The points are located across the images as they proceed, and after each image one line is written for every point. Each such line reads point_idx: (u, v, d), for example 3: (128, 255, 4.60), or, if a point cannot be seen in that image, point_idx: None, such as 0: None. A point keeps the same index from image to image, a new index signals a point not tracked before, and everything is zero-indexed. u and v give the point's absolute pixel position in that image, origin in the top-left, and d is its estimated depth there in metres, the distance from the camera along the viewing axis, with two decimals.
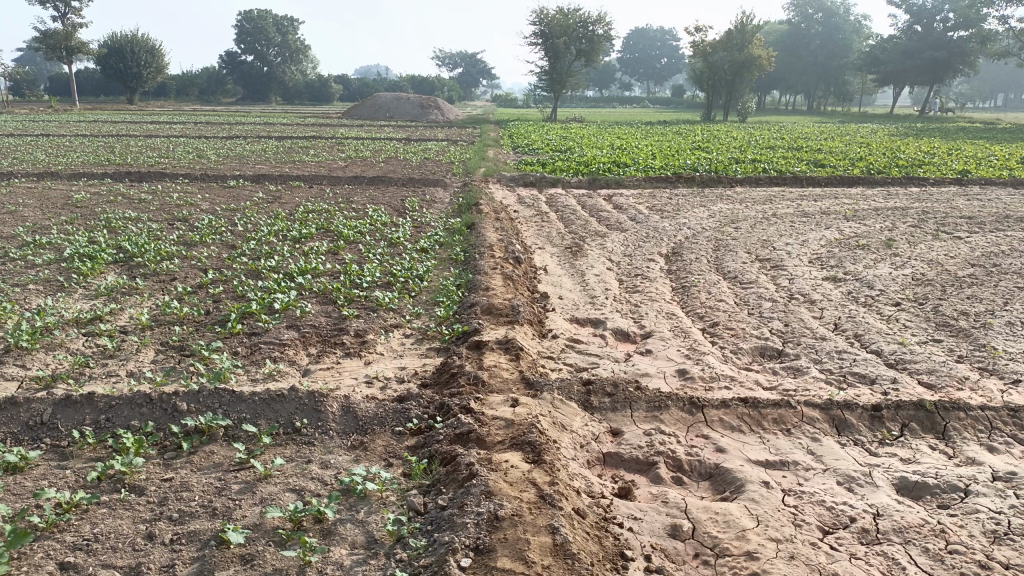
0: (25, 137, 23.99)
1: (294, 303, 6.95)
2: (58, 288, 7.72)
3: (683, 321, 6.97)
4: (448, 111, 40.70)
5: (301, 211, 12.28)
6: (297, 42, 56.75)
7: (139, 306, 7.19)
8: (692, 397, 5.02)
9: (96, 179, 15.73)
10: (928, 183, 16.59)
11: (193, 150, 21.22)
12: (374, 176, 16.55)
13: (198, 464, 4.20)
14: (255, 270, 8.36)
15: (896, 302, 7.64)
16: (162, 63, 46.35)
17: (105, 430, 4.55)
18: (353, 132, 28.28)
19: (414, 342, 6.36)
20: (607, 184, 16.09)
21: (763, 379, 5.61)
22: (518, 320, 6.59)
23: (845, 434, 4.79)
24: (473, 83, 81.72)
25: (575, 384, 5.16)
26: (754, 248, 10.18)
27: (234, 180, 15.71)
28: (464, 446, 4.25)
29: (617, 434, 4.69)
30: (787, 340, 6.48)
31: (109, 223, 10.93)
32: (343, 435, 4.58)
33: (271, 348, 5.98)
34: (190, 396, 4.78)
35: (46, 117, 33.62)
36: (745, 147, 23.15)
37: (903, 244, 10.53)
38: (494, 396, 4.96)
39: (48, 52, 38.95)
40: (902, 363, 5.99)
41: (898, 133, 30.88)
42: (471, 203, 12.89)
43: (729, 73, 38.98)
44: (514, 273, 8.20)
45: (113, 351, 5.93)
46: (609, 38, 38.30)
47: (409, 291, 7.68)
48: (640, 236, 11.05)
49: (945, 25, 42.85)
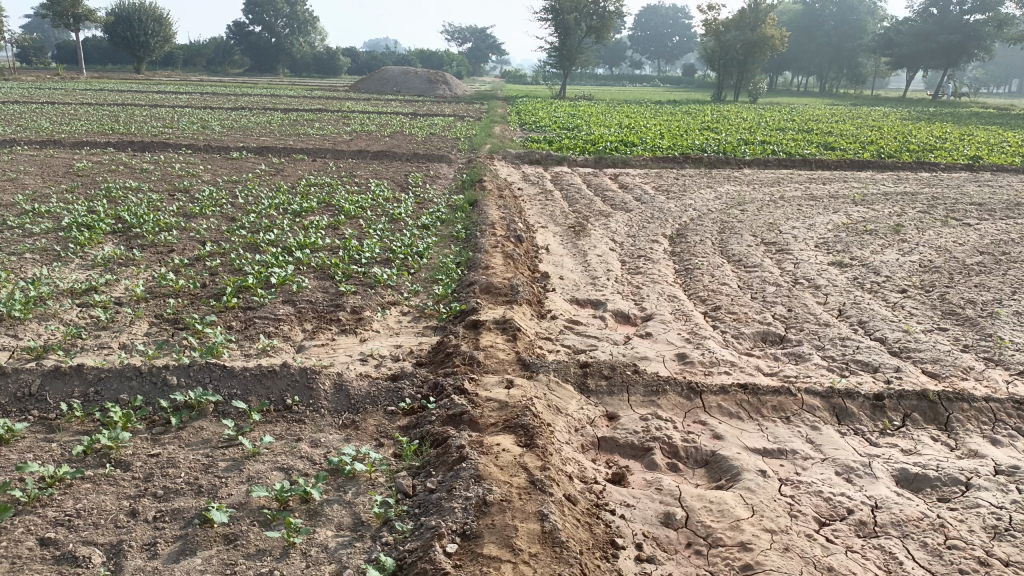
0: (31, 105, 23.85)
1: (291, 278, 6.87)
2: (54, 257, 7.65)
3: (684, 304, 6.88)
4: (456, 86, 40.40)
5: (304, 184, 12.18)
6: (305, 14, 56.35)
7: (135, 277, 7.11)
8: (690, 381, 4.94)
9: (99, 148, 15.62)
10: (939, 169, 16.40)
11: (198, 121, 21.06)
12: (379, 150, 16.41)
13: (186, 440, 4.14)
14: (254, 243, 8.27)
15: (902, 289, 7.52)
16: (169, 32, 46.03)
17: (94, 403, 4.49)
18: (360, 106, 28.10)
19: (411, 320, 6.28)
20: (614, 164, 15.93)
21: (763, 365, 5.52)
22: (517, 300, 6.49)
23: (845, 423, 4.71)
24: (483, 59, 81.10)
25: (572, 366, 5.07)
26: (760, 231, 10.05)
27: (238, 152, 15.58)
28: (456, 427, 4.18)
29: (613, 419, 4.61)
30: (790, 325, 6.38)
31: (109, 193, 10.84)
32: (335, 413, 4.51)
33: (266, 323, 5.91)
34: (180, 370, 4.71)
35: (52, 85, 33.43)
36: (755, 129, 22.90)
37: (911, 229, 10.39)
38: (489, 377, 4.88)
39: (55, 19, 38.63)
40: (906, 351, 5.88)
41: (911, 117, 30.51)
42: (476, 180, 12.78)
43: (741, 53, 38.51)
44: (515, 252, 8.09)
45: (107, 323, 5.86)
46: (621, 15, 37.90)
47: (409, 268, 7.59)
48: (645, 216, 10.93)
49: (962, 8, 42.21)
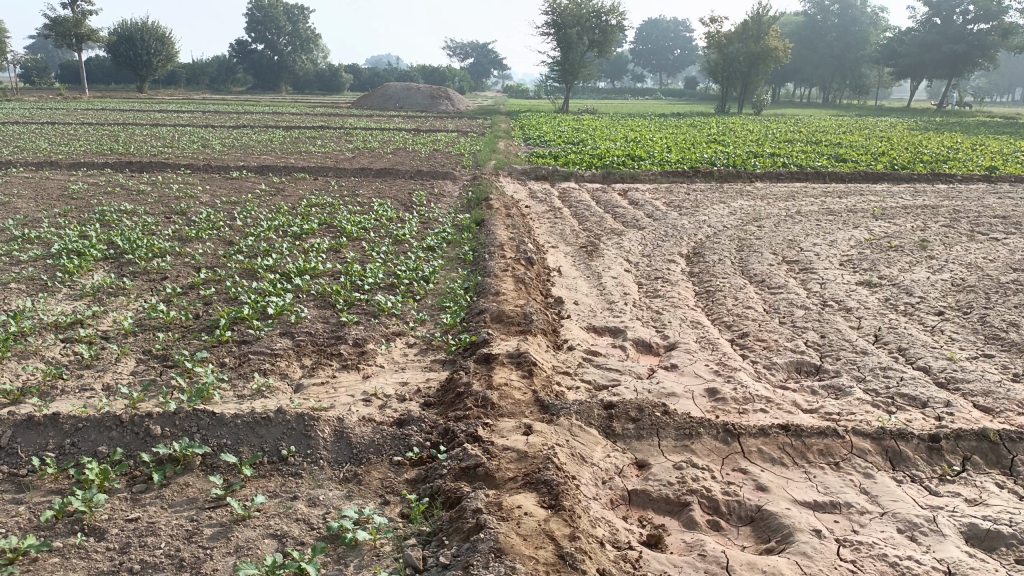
0: (30, 125, 23.57)
1: (290, 307, 6.46)
2: (41, 288, 7.24)
3: (710, 331, 6.43)
4: (459, 101, 40.11)
5: (304, 204, 11.79)
6: (307, 31, 56.37)
7: (125, 309, 6.69)
8: (726, 422, 4.48)
9: (96, 170, 15.25)
10: (956, 180, 15.94)
11: (198, 140, 20.75)
12: (382, 168, 16.02)
13: (169, 500, 3.71)
14: (251, 269, 7.86)
15: (939, 312, 7.06)
16: (172, 51, 45.92)
17: (69, 457, 4.06)
18: (363, 123, 27.74)
19: (417, 353, 5.84)
20: (622, 179, 15.52)
21: (802, 401, 5.07)
22: (531, 330, 6.05)
23: (900, 469, 4.26)
24: (484, 73, 81.21)
25: (596, 408, 4.62)
26: (780, 249, 9.60)
27: (238, 172, 15.19)
28: (470, 483, 3.74)
29: (643, 467, 4.16)
30: (825, 354, 5.93)
31: (103, 216, 10.47)
32: (335, 465, 4.07)
33: (261, 359, 5.48)
34: (164, 418, 4.27)
35: (54, 105, 33.21)
36: (762, 141, 22.50)
37: (938, 245, 9.91)
38: (504, 422, 4.43)
39: (58, 40, 38.47)
40: (954, 382, 5.42)
41: (919, 127, 30.03)
42: (481, 197, 12.39)
43: (745, 64, 38.15)
44: (526, 276, 7.67)
45: (90, 361, 5.44)
46: (623, 28, 37.63)
47: (414, 295, 7.18)
48: (658, 234, 10.50)
49: (965, 17, 41.87)
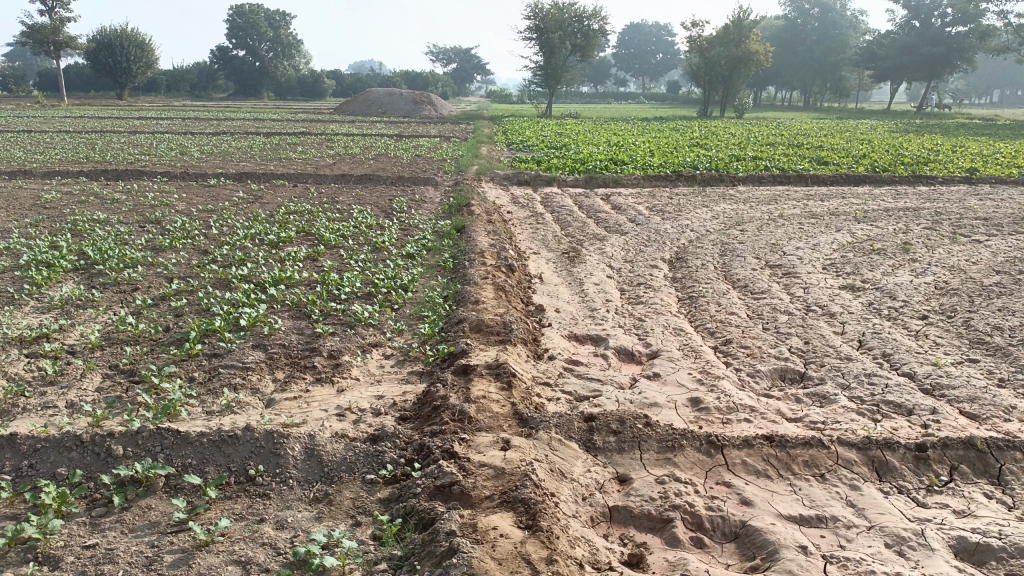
0: (6, 133, 23.21)
1: (263, 318, 6.30)
2: (7, 300, 7.02)
3: (693, 338, 6.32)
4: (441, 106, 39.94)
5: (283, 212, 11.60)
6: (288, 37, 56.08)
7: (93, 322, 6.49)
8: (709, 434, 4.37)
9: (71, 178, 14.97)
10: (936, 182, 15.99)
11: (177, 147, 20.47)
12: (362, 174, 15.85)
13: (129, 524, 3.55)
14: (225, 279, 7.69)
15: (923, 316, 7.00)
16: (152, 58, 45.53)
17: (25, 480, 3.88)
18: (344, 129, 27.56)
19: (394, 365, 5.70)
20: (605, 183, 15.45)
21: (786, 410, 4.97)
22: (511, 339, 5.92)
23: (887, 479, 4.16)
24: (468, 79, 81.14)
25: (576, 420, 4.49)
26: (763, 253, 9.54)
27: (216, 180, 14.98)
28: (445, 503, 3.60)
29: (624, 482, 4.04)
30: (809, 360, 5.84)
31: (75, 226, 10.23)
32: (305, 484, 3.92)
33: (232, 372, 5.31)
34: (127, 438, 4.10)
35: (32, 113, 32.83)
36: (744, 144, 22.51)
37: (920, 248, 9.88)
38: (481, 437, 4.29)
39: (35, 47, 37.99)
40: (940, 389, 5.34)
41: (899, 129, 30.20)
42: (462, 203, 12.26)
43: (727, 68, 38.29)
44: (506, 283, 7.54)
45: (53, 377, 5.25)
46: (605, 32, 37.69)
47: (392, 303, 7.03)
48: (641, 239, 10.42)
49: (943, 21, 42.27)
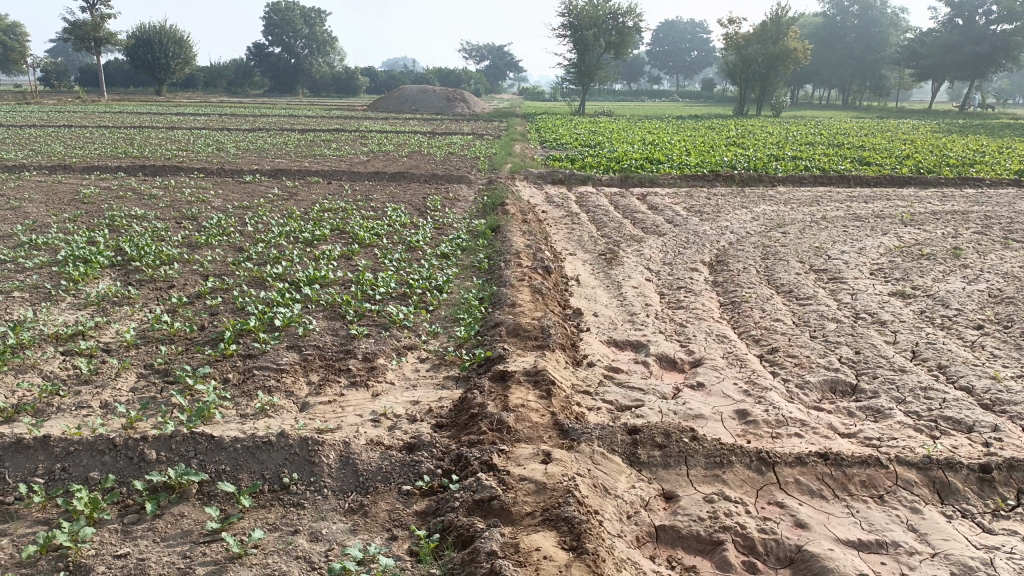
0: (47, 128, 23.56)
1: (297, 319, 6.22)
2: (44, 296, 7.03)
3: (737, 346, 6.10)
4: (475, 103, 39.84)
5: (317, 209, 11.57)
6: (324, 34, 56.47)
7: (128, 319, 6.46)
8: (760, 450, 4.17)
9: (109, 173, 15.10)
10: (984, 185, 15.46)
11: (213, 142, 20.63)
12: (396, 172, 15.77)
13: (162, 533, 3.46)
14: (260, 277, 7.63)
15: (978, 326, 6.70)
16: (190, 54, 46.03)
17: (59, 483, 3.81)
18: (378, 125, 27.55)
19: (430, 370, 5.57)
20: (640, 183, 15.20)
21: (839, 424, 4.75)
22: (549, 345, 5.76)
23: (949, 502, 3.94)
24: (500, 76, 81.03)
25: (619, 433, 4.32)
26: (806, 257, 9.25)
27: (251, 176, 15.00)
28: (484, 519, 3.46)
29: (671, 500, 3.86)
30: (861, 372, 5.60)
31: (112, 222, 10.29)
32: (340, 494, 3.82)
33: (266, 375, 5.22)
34: (160, 442, 4.02)
35: (73, 108, 33.42)
36: (783, 144, 22.08)
37: (971, 253, 9.52)
38: (521, 448, 4.14)
39: (76, 43, 38.58)
40: (1000, 404, 5.06)
41: (943, 129, 29.35)
42: (497, 202, 12.13)
43: (764, 66, 37.67)
44: (543, 285, 7.39)
45: (88, 376, 5.19)
46: (640, 30, 37.28)
47: (427, 305, 6.91)
48: (680, 241, 10.18)
49: (988, 18, 41.17)
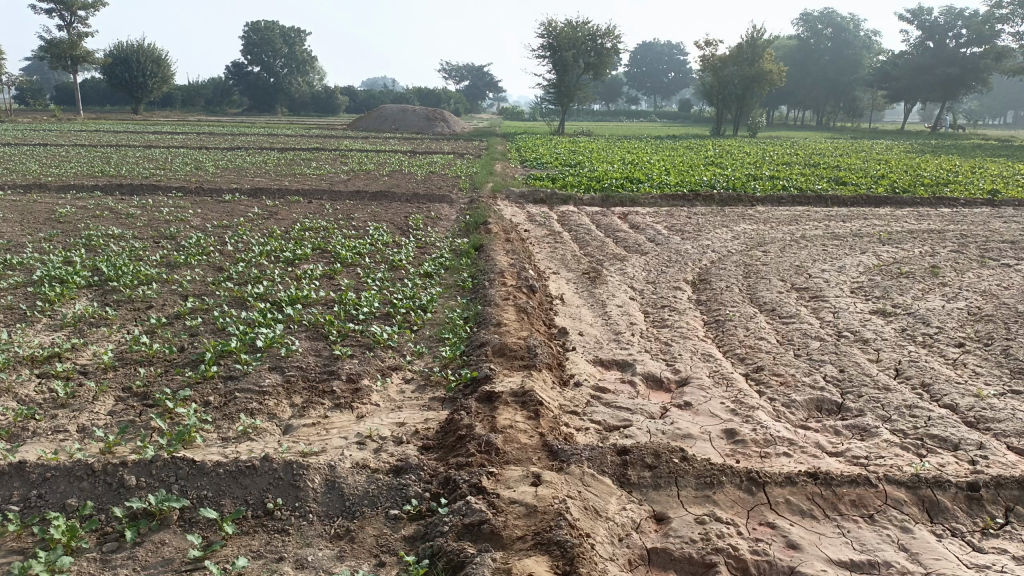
0: (22, 147, 23.26)
1: (280, 339, 6.14)
2: (19, 317, 6.88)
3: (723, 365, 6.10)
4: (455, 122, 39.94)
5: (298, 228, 11.49)
6: (304, 54, 56.48)
7: (105, 341, 6.34)
8: (750, 470, 4.15)
9: (85, 192, 14.92)
10: (959, 204, 15.71)
11: (192, 161, 20.45)
12: (377, 191, 15.72)
13: (142, 562, 3.36)
14: (241, 297, 7.54)
15: (959, 343, 6.76)
16: (168, 73, 45.79)
17: (35, 511, 3.70)
18: (358, 145, 27.48)
19: (415, 390, 5.51)
20: (621, 202, 15.27)
21: (826, 443, 4.75)
22: (536, 365, 5.73)
23: (938, 521, 3.94)
24: (480, 96, 81.60)
25: (608, 454, 4.28)
26: (788, 275, 9.31)
27: (231, 195, 14.89)
28: (474, 544, 3.40)
29: (662, 522, 3.82)
30: (846, 390, 5.61)
31: (89, 241, 10.14)
32: (326, 519, 3.74)
33: (249, 397, 5.13)
34: (140, 467, 3.92)
35: (48, 127, 33.01)
36: (760, 163, 22.34)
37: (949, 272, 9.63)
38: (510, 470, 4.09)
39: (52, 61, 38.24)
40: (985, 422, 5.09)
41: (916, 149, 29.84)
42: (479, 221, 12.12)
43: (740, 86, 38.19)
44: (528, 304, 7.36)
45: (65, 399, 5.07)
46: (618, 51, 37.61)
47: (411, 325, 6.86)
48: (662, 259, 10.22)
49: (958, 42, 42.10)
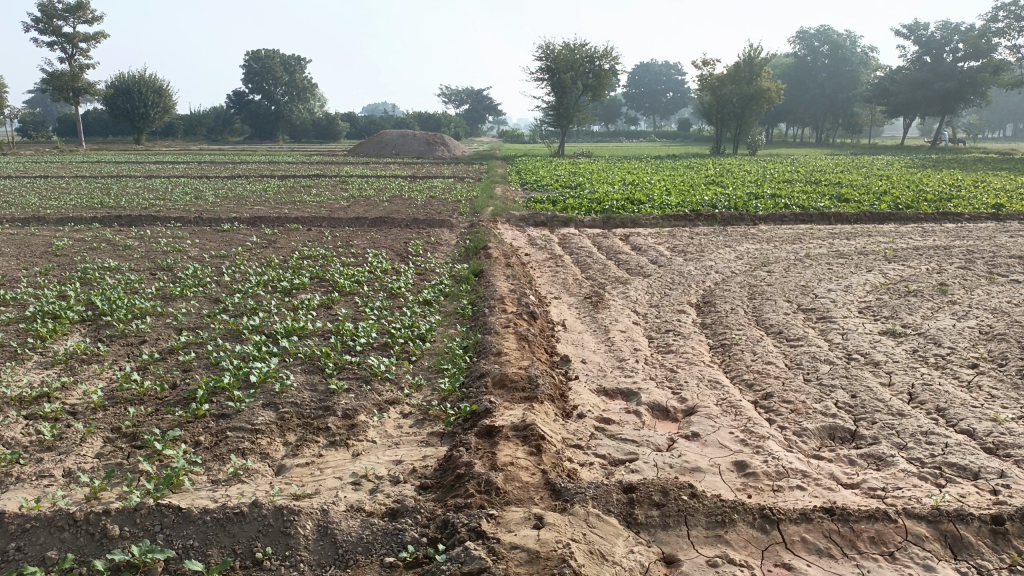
0: (22, 180, 23.29)
1: (274, 374, 5.97)
2: (10, 354, 6.73)
3: (731, 393, 5.91)
4: (454, 146, 39.99)
5: (296, 257, 11.37)
6: (304, 81, 56.86)
7: (96, 378, 6.18)
8: (763, 506, 3.97)
9: (83, 224, 14.85)
10: (964, 219, 15.54)
11: (191, 190, 20.43)
12: (377, 216, 15.63)
13: None
14: (236, 329, 7.39)
15: (973, 364, 6.57)
16: (169, 103, 46.05)
17: (12, 564, 3.53)
18: (358, 170, 27.49)
19: (413, 425, 5.33)
20: (622, 224, 15.15)
21: (841, 474, 4.56)
22: (537, 396, 5.55)
23: (962, 558, 3.74)
24: (479, 119, 82.09)
25: (614, 492, 4.10)
26: (793, 296, 9.14)
27: (229, 224, 14.81)
28: None
29: (672, 564, 3.63)
30: (859, 417, 5.42)
31: (85, 274, 10.01)
32: (319, 568, 3.56)
33: (241, 436, 4.95)
34: (124, 516, 3.74)
35: (50, 158, 33.10)
36: (761, 182, 22.23)
37: (958, 289, 9.45)
38: (511, 511, 3.91)
39: (54, 93, 38.44)
40: (1004, 448, 4.90)
41: (917, 165, 29.72)
42: (479, 245, 11.99)
43: (738, 105, 38.23)
44: (529, 332, 7.19)
45: (52, 442, 4.90)
46: (616, 72, 37.79)
47: (409, 355, 6.69)
48: (665, 282, 10.06)
49: (955, 56, 42.20)
